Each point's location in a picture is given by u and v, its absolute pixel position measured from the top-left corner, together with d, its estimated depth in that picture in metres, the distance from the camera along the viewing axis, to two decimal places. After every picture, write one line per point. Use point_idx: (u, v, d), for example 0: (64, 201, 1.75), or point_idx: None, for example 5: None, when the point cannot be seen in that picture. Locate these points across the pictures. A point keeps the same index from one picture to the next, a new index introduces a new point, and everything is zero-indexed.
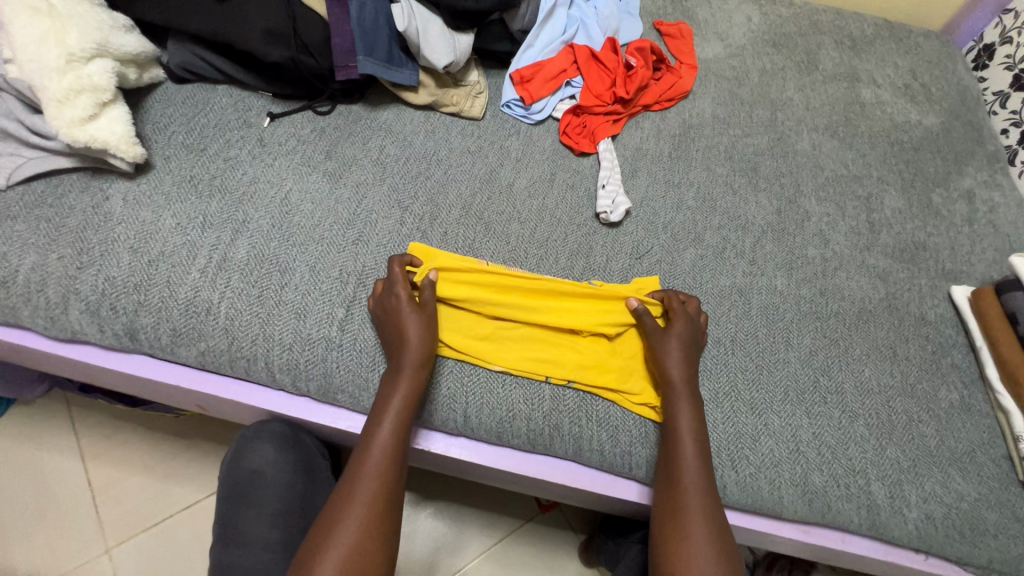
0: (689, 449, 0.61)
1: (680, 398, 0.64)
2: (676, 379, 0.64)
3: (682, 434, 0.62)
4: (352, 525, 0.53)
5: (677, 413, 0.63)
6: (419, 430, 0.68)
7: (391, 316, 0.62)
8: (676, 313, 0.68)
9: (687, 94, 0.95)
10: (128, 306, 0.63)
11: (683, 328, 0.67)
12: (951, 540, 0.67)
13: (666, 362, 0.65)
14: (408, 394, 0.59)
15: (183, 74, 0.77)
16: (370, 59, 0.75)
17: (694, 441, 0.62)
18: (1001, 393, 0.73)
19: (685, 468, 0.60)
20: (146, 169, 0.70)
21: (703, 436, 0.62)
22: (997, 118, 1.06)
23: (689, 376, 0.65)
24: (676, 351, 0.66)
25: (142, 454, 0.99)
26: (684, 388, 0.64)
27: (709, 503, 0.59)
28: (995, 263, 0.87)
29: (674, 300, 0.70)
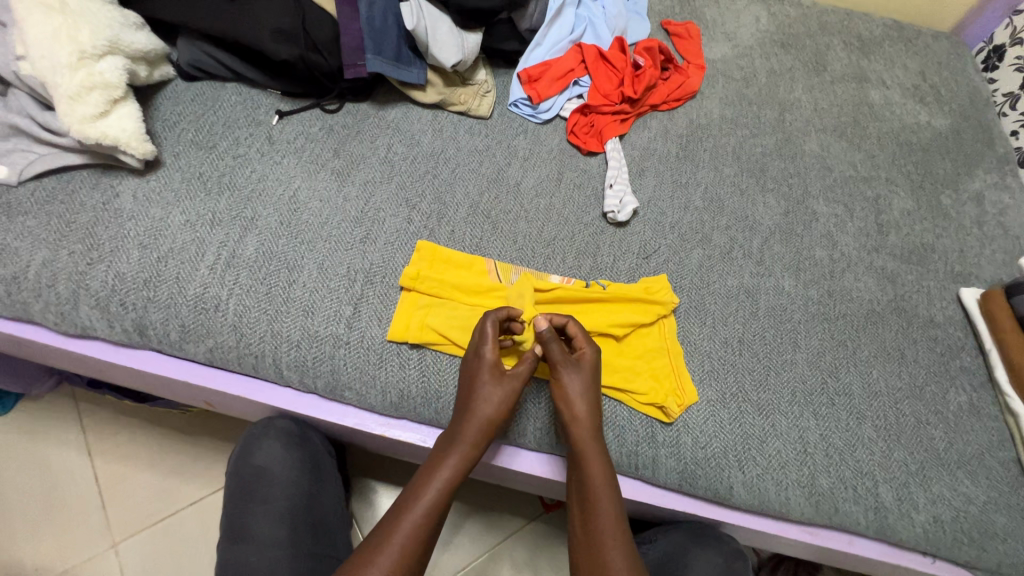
0: (599, 483, 0.60)
1: (581, 427, 0.61)
2: (580, 410, 0.61)
3: (590, 463, 0.60)
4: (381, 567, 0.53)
5: (580, 441, 0.61)
6: (503, 446, 0.68)
7: (470, 373, 0.61)
8: (584, 342, 0.64)
9: (695, 94, 0.95)
10: (137, 302, 0.64)
11: (592, 360, 0.63)
12: (959, 544, 0.66)
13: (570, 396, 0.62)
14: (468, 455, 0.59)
15: (193, 71, 0.77)
16: (379, 57, 0.75)
17: (602, 468, 0.60)
18: (1010, 396, 0.73)
19: (597, 499, 0.59)
20: (155, 165, 0.71)
21: (608, 462, 0.61)
22: (1007, 120, 1.06)
23: (590, 406, 0.62)
24: (578, 383, 0.62)
25: (149, 451, 1.00)
26: (588, 416, 0.61)
27: (621, 530, 0.59)
28: (1005, 266, 0.87)
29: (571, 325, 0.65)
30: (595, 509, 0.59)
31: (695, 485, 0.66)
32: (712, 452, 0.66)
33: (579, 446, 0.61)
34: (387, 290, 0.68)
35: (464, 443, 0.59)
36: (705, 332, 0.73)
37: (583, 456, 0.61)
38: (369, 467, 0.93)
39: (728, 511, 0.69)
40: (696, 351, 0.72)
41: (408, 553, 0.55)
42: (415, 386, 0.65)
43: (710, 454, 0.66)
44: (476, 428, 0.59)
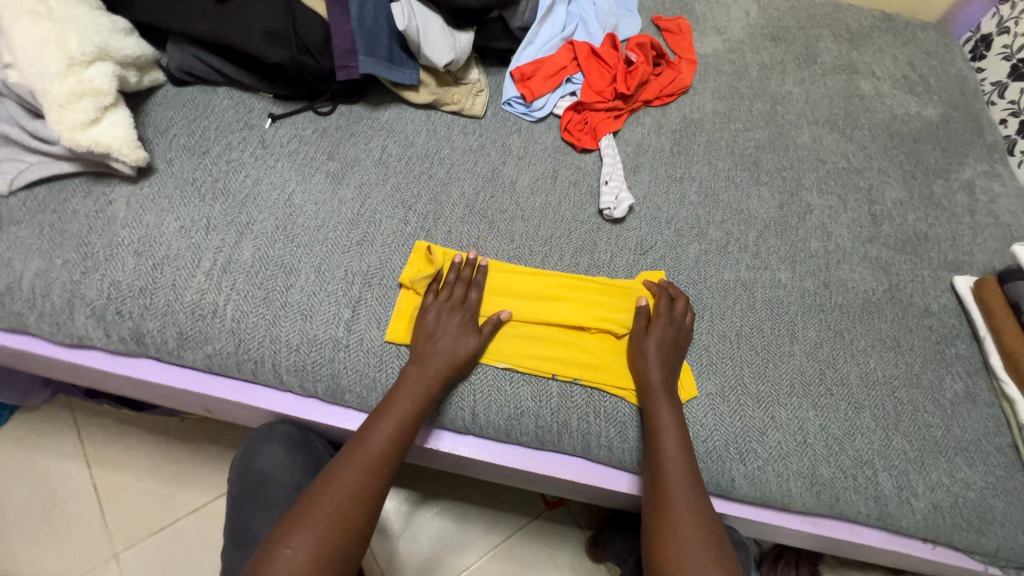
0: (675, 457, 0.61)
1: (660, 397, 0.63)
2: (655, 377, 0.64)
3: (665, 435, 0.62)
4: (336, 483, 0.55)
5: (658, 412, 0.63)
6: (484, 442, 0.68)
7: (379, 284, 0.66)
8: (662, 313, 0.68)
9: (687, 89, 0.96)
10: (134, 310, 0.63)
11: (667, 327, 0.68)
12: (959, 529, 0.67)
13: (647, 352, 0.66)
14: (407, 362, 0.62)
15: (184, 77, 0.77)
16: (370, 58, 0.75)
17: (678, 440, 0.61)
18: (1005, 382, 0.73)
19: (672, 471, 0.60)
20: (148, 172, 0.70)
21: (684, 433, 0.62)
22: (996, 108, 1.07)
23: (667, 376, 0.65)
24: (652, 348, 0.66)
25: (149, 459, 0.99)
26: (663, 385, 0.64)
27: (697, 502, 0.58)
28: (997, 253, 0.88)
29: (664, 298, 0.69)
30: (666, 478, 0.60)
31: None
32: (713, 445, 0.67)
33: (657, 419, 0.62)
34: (385, 291, 0.68)
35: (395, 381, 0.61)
36: (703, 326, 0.74)
37: (658, 427, 0.62)
38: None
39: (730, 503, 0.70)
40: (694, 345, 0.72)
41: (344, 508, 0.54)
42: None
43: (711, 448, 0.67)
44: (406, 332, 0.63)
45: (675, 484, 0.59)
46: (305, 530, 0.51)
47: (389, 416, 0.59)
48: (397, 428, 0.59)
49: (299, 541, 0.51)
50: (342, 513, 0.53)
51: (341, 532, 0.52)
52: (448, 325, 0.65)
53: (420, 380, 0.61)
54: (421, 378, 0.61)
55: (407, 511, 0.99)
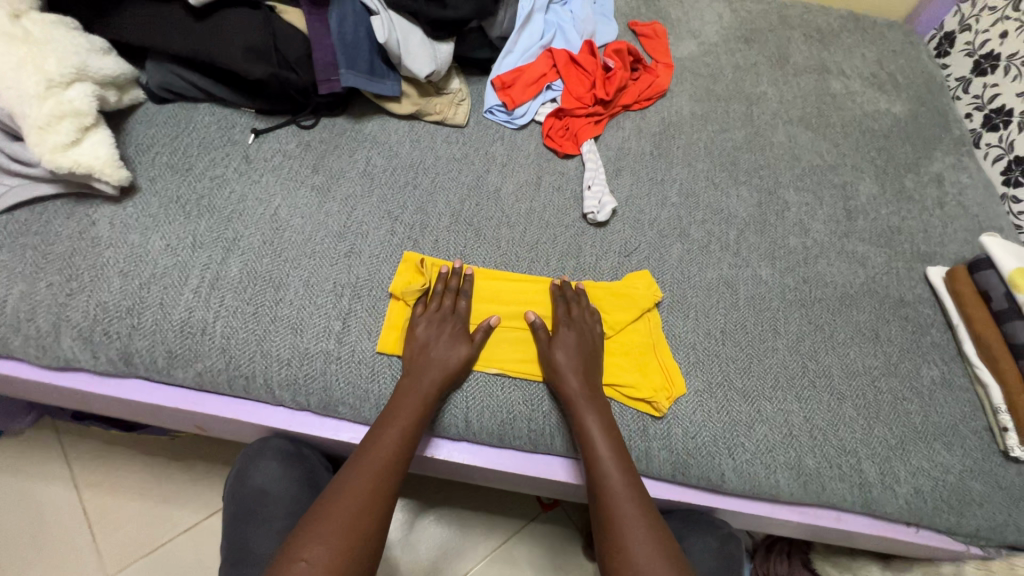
0: (612, 477, 0.60)
1: (581, 408, 0.63)
2: (574, 389, 0.64)
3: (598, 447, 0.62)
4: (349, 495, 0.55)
5: (586, 425, 0.63)
6: (477, 447, 0.69)
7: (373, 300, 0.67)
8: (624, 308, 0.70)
9: (664, 93, 0.98)
10: (121, 330, 0.63)
11: (568, 332, 0.68)
12: (940, 512, 0.69)
13: (559, 362, 0.66)
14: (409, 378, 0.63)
15: (165, 94, 0.77)
16: (352, 71, 0.76)
17: (612, 451, 0.62)
18: (979, 367, 0.76)
19: (612, 480, 0.60)
20: (131, 191, 0.70)
21: (617, 441, 0.63)
22: (961, 103, 1.11)
23: (585, 382, 0.65)
24: (563, 357, 0.66)
25: (140, 480, 0.98)
26: (580, 392, 0.64)
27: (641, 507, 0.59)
28: (967, 243, 0.91)
29: (558, 302, 0.70)
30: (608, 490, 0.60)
31: (688, 474, 0.68)
32: (702, 441, 0.68)
33: (586, 432, 0.63)
34: (375, 302, 0.68)
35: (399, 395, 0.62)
36: (689, 325, 0.75)
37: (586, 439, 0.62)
38: None
39: (721, 496, 0.71)
40: (681, 344, 0.74)
41: (357, 519, 0.54)
42: None
43: (700, 444, 0.68)
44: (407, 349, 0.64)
45: (618, 494, 0.59)
46: (319, 543, 0.52)
47: (393, 426, 0.60)
48: (402, 438, 0.59)
49: (313, 554, 0.51)
50: (355, 525, 0.54)
51: (355, 542, 0.53)
52: (439, 335, 0.66)
53: (419, 391, 0.62)
54: (423, 388, 0.62)
55: (404, 519, 0.99)
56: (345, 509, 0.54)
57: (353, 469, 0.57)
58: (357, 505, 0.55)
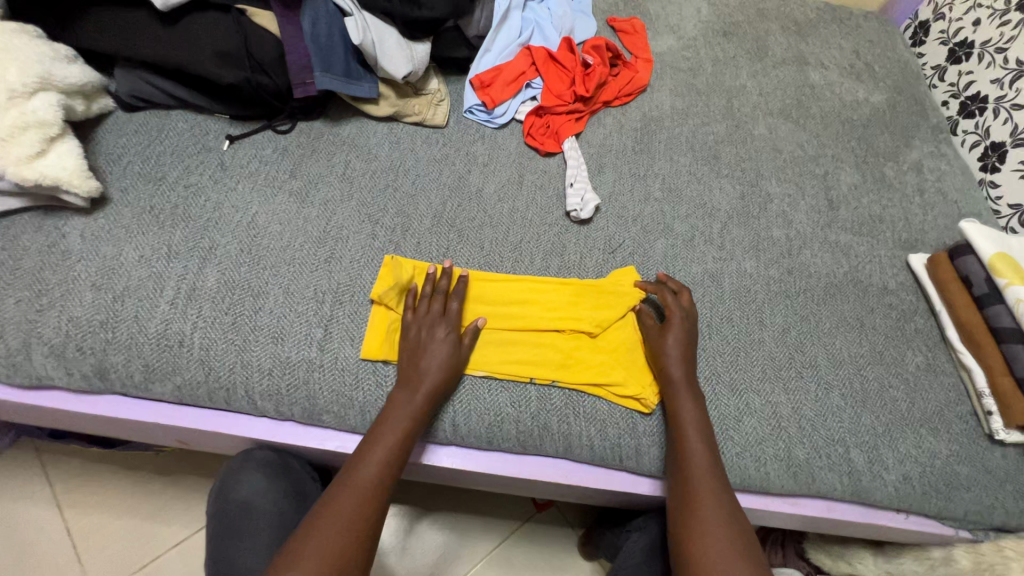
0: (698, 450, 0.61)
1: (682, 390, 0.64)
2: (678, 372, 0.65)
3: (687, 427, 0.62)
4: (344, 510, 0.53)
5: (680, 405, 0.64)
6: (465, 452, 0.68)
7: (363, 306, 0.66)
8: (674, 308, 0.69)
9: (644, 88, 0.97)
10: (95, 346, 0.61)
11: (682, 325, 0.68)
12: (928, 497, 0.70)
13: (662, 349, 0.67)
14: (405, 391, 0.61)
15: (135, 101, 0.75)
16: (328, 74, 0.75)
17: (700, 431, 0.62)
18: (962, 352, 0.76)
19: (696, 453, 0.61)
20: (102, 203, 0.68)
21: (707, 425, 0.63)
22: (938, 91, 1.13)
23: (689, 369, 0.66)
24: (669, 342, 0.67)
25: (124, 497, 0.96)
26: (683, 375, 0.65)
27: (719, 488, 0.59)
28: (947, 229, 0.92)
29: (667, 294, 0.71)
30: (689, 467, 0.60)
31: None
32: None
33: (680, 412, 0.63)
34: (357, 308, 0.67)
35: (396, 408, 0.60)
36: None
37: (680, 419, 0.63)
38: None
39: None
40: None
41: (347, 534, 0.52)
42: None
43: None
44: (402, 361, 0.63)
45: (700, 473, 0.60)
46: (308, 554, 0.50)
47: (385, 438, 0.58)
48: (393, 450, 0.58)
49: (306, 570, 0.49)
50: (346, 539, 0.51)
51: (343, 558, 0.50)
52: (431, 338, 0.64)
53: (417, 404, 0.60)
54: (416, 399, 0.60)
55: (397, 526, 0.98)
56: (337, 526, 0.52)
57: (345, 480, 0.55)
58: (349, 522, 0.52)
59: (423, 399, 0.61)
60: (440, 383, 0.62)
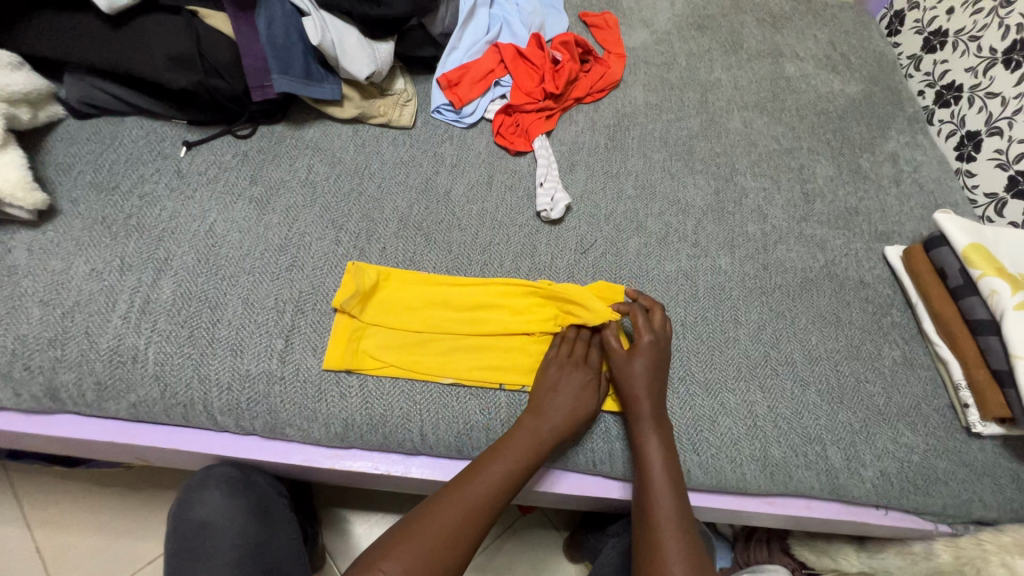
0: (661, 481, 0.60)
1: (648, 426, 0.62)
2: (645, 406, 0.62)
3: (653, 468, 0.60)
4: (450, 516, 0.54)
5: (647, 444, 0.61)
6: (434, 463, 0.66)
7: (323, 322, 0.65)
8: (642, 330, 0.66)
9: (617, 84, 0.96)
10: (44, 364, 0.59)
11: (650, 350, 0.65)
12: (906, 493, 0.69)
13: (627, 377, 0.64)
14: (535, 423, 0.61)
15: (86, 108, 0.73)
16: (286, 76, 0.72)
17: (664, 460, 0.61)
18: (938, 345, 0.76)
19: (659, 485, 0.60)
20: (51, 215, 0.66)
21: (674, 464, 0.61)
22: (914, 80, 1.12)
23: (655, 396, 0.64)
24: (633, 370, 0.64)
25: (94, 514, 0.94)
26: (649, 407, 0.63)
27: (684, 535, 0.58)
28: (923, 220, 0.91)
29: (638, 314, 0.67)
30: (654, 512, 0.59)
31: None
32: None
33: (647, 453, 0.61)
34: (320, 317, 0.65)
35: (520, 436, 0.60)
36: None
37: (646, 459, 0.61)
38: (337, 494, 0.92)
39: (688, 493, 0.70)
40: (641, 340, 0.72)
41: (438, 548, 0.52)
42: (359, 415, 0.62)
43: None
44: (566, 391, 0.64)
45: (665, 520, 0.58)
46: (398, 557, 0.51)
47: (499, 462, 0.58)
48: (506, 477, 0.58)
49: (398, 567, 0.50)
50: (435, 553, 0.52)
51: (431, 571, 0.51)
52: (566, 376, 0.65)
53: (536, 434, 0.61)
54: (539, 432, 0.61)
55: None
56: (432, 532, 0.53)
57: (451, 494, 0.56)
58: (445, 529, 0.54)
59: (548, 436, 0.61)
60: (567, 423, 0.62)
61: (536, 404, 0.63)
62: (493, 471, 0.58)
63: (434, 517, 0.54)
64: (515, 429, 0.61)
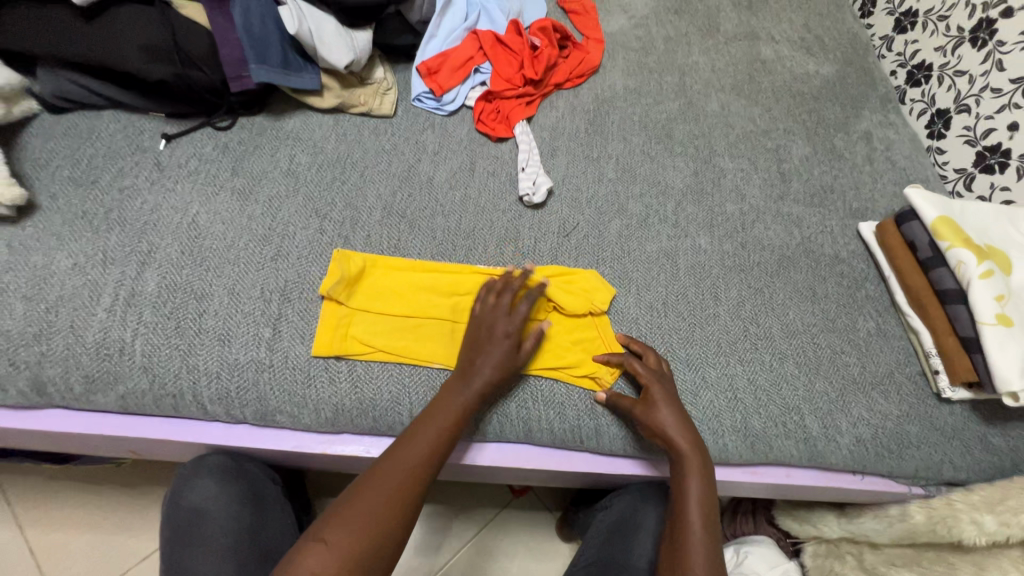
0: (672, 421, 0.63)
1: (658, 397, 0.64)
2: (655, 389, 0.65)
3: (689, 461, 0.61)
4: (387, 484, 0.55)
5: (659, 410, 0.63)
6: None
7: (307, 308, 0.66)
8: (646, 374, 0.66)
9: (596, 69, 0.97)
10: (30, 359, 0.59)
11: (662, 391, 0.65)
12: (881, 457, 0.72)
13: (660, 422, 0.63)
14: (461, 386, 0.61)
15: (61, 102, 0.72)
16: (264, 66, 0.72)
17: (670, 405, 0.64)
18: (910, 315, 0.78)
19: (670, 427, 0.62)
20: (30, 210, 0.65)
21: (693, 432, 0.63)
22: (886, 61, 1.15)
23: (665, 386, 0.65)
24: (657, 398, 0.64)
25: (87, 511, 0.94)
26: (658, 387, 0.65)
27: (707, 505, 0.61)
28: (896, 196, 0.94)
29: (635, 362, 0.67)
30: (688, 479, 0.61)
31: (640, 447, 0.68)
32: None
33: (659, 423, 0.63)
34: (307, 305, 0.66)
35: (449, 397, 0.61)
36: (631, 300, 0.75)
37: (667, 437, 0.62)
38: (330, 483, 0.93)
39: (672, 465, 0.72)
40: (624, 319, 0.74)
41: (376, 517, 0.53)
42: (349, 399, 0.63)
43: None
44: (488, 352, 0.63)
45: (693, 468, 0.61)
46: (343, 524, 0.52)
47: (429, 428, 0.59)
48: (438, 440, 0.58)
49: (334, 538, 0.51)
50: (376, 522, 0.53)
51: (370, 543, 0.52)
52: (494, 337, 0.64)
53: (462, 395, 0.61)
54: (463, 394, 0.61)
55: None
56: (366, 503, 0.54)
57: (390, 459, 0.57)
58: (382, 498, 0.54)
59: (475, 394, 0.61)
60: (495, 379, 0.62)
61: (465, 366, 0.62)
62: (426, 436, 0.58)
63: (375, 486, 0.55)
64: (443, 395, 0.61)
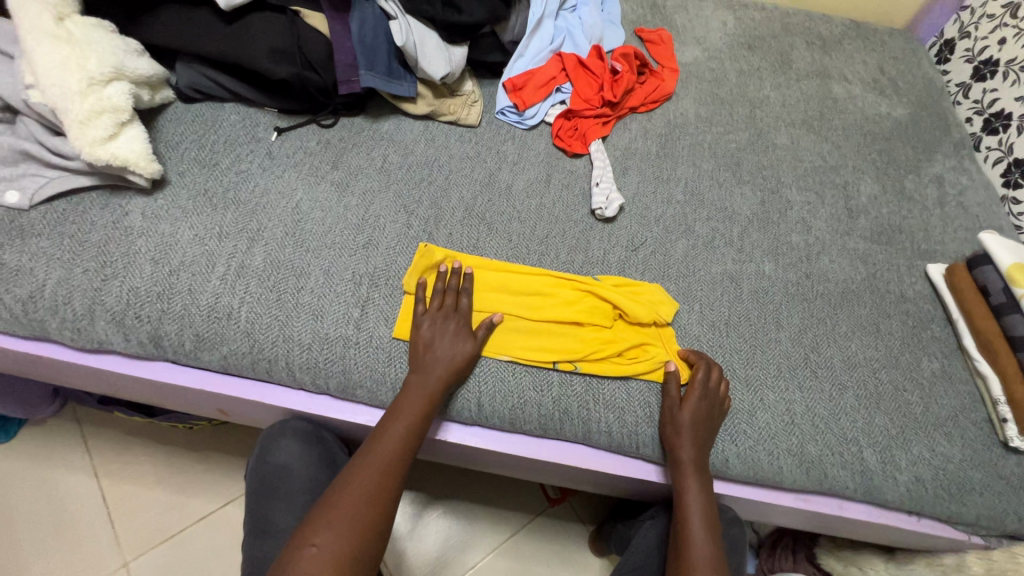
0: (687, 430, 0.66)
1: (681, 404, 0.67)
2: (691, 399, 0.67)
3: (689, 469, 0.66)
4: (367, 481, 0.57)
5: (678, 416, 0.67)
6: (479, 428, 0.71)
7: (392, 293, 0.71)
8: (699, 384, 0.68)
9: (670, 96, 1.01)
10: (152, 314, 0.66)
11: (703, 400, 0.67)
12: (941, 500, 0.71)
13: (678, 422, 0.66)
14: (427, 382, 0.64)
15: (193, 93, 0.81)
16: (371, 73, 0.79)
17: (693, 417, 0.66)
18: (978, 360, 0.78)
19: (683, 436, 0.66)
20: (162, 184, 0.74)
21: (704, 442, 0.67)
22: (962, 107, 1.14)
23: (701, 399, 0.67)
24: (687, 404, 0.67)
25: (158, 468, 1.01)
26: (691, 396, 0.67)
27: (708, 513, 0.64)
28: (967, 241, 0.93)
29: (701, 369, 0.70)
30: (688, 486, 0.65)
31: None
32: None
33: (677, 431, 0.66)
34: (392, 291, 0.71)
35: (408, 398, 0.63)
36: (693, 317, 0.77)
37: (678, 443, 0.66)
38: None
39: (723, 482, 0.73)
40: (685, 335, 0.76)
41: (359, 514, 0.54)
42: None
43: None
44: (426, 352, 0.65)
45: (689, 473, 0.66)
46: (330, 529, 0.52)
47: (398, 424, 0.61)
48: (405, 436, 0.61)
49: (324, 540, 0.51)
50: (361, 520, 0.54)
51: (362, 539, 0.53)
52: (434, 338, 0.66)
53: (425, 390, 0.63)
54: (429, 389, 0.64)
55: (412, 512, 1.01)
56: (353, 501, 0.55)
57: (364, 459, 0.59)
58: (363, 497, 0.56)
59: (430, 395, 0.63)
60: (444, 380, 0.64)
61: (422, 359, 0.65)
62: (395, 430, 0.61)
63: (355, 486, 0.56)
64: (398, 399, 0.63)
